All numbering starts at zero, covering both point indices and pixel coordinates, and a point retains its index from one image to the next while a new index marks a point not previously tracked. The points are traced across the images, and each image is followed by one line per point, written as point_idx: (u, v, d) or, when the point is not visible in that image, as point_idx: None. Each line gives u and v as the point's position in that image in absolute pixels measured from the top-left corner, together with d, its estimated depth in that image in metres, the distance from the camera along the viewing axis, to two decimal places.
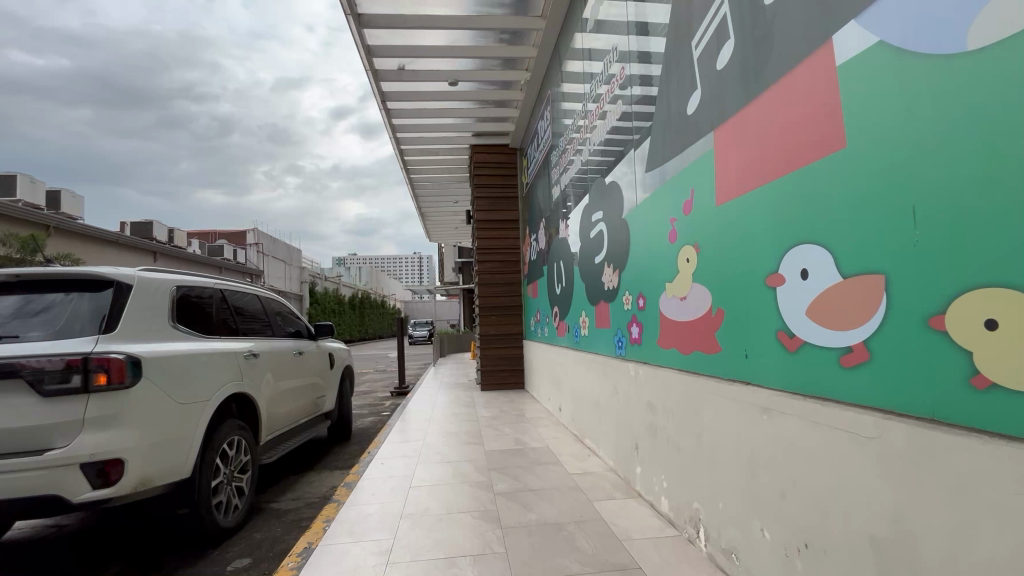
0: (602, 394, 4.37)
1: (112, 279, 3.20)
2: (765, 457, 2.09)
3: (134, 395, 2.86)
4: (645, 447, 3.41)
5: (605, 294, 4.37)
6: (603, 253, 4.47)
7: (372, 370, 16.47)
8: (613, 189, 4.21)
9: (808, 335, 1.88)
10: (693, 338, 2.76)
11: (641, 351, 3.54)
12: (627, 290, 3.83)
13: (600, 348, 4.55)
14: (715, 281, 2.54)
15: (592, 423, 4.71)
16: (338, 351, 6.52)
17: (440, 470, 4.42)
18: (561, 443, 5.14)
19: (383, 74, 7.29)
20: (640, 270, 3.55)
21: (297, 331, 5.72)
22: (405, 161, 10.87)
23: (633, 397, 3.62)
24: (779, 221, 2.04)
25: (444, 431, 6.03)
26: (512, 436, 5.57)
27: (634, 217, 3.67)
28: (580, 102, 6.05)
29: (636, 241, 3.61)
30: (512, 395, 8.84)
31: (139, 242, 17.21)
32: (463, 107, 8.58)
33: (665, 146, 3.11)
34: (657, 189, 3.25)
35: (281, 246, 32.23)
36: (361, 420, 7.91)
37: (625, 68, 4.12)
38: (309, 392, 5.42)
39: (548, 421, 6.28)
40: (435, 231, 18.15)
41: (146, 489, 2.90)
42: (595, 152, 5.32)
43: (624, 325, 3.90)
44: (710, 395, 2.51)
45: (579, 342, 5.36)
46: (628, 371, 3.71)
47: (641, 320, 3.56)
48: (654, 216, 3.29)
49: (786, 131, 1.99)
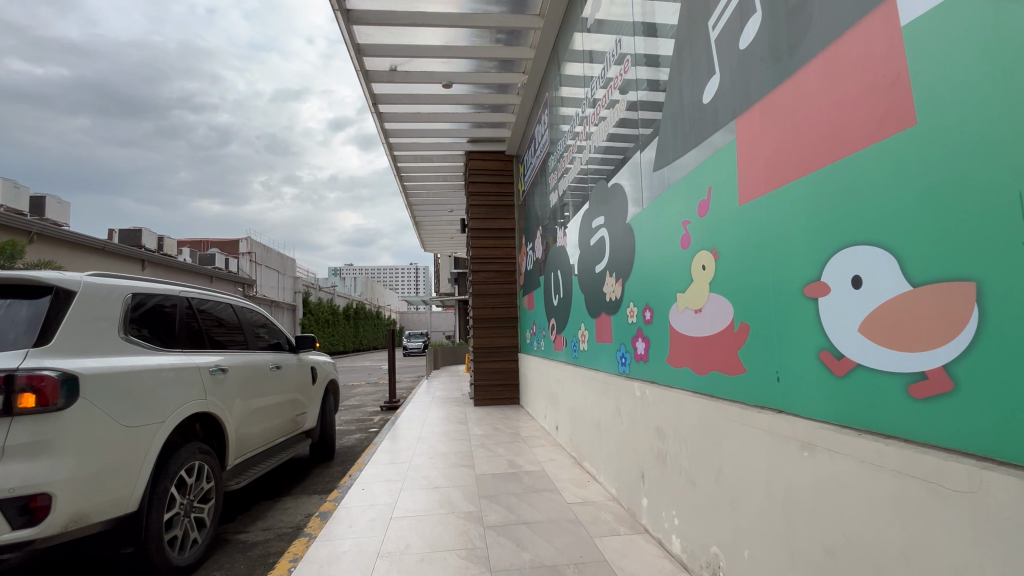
0: (603, 415, 4.02)
1: (52, 284, 2.84)
2: (804, 503, 1.75)
3: (70, 419, 2.49)
4: (653, 477, 3.06)
5: (607, 306, 4.04)
6: (604, 261, 4.14)
7: (363, 382, 16.02)
8: (615, 194, 3.90)
9: (863, 356, 1.55)
10: (711, 356, 2.42)
11: (648, 370, 3.20)
12: (631, 301, 3.50)
13: (602, 364, 4.19)
14: (737, 292, 2.21)
15: (592, 446, 4.34)
16: (322, 365, 6.13)
17: (426, 498, 4.04)
18: (558, 467, 4.76)
19: (374, 76, 6.99)
20: (646, 280, 3.22)
21: (278, 344, 5.34)
22: (399, 168, 10.56)
23: (638, 420, 3.27)
24: (821, 220, 1.72)
25: (433, 451, 5.64)
26: (505, 458, 5.19)
27: (640, 221, 3.34)
28: (580, 105, 5.76)
29: (643, 247, 3.28)
30: (506, 411, 8.45)
31: (126, 250, 16.82)
32: (459, 111, 8.29)
33: (676, 141, 2.79)
34: (667, 190, 2.93)
35: (274, 255, 31.84)
36: (347, 437, 7.50)
37: (627, 65, 3.85)
38: (287, 409, 5.04)
39: (545, 440, 5.90)
40: (431, 240, 17.84)
41: (81, 527, 2.53)
42: (595, 157, 5.02)
43: (628, 340, 3.56)
44: (734, 425, 2.17)
45: (578, 357, 5.00)
46: (633, 390, 3.37)
47: (648, 335, 3.22)
48: (663, 220, 2.97)
49: (832, 113, 1.67)
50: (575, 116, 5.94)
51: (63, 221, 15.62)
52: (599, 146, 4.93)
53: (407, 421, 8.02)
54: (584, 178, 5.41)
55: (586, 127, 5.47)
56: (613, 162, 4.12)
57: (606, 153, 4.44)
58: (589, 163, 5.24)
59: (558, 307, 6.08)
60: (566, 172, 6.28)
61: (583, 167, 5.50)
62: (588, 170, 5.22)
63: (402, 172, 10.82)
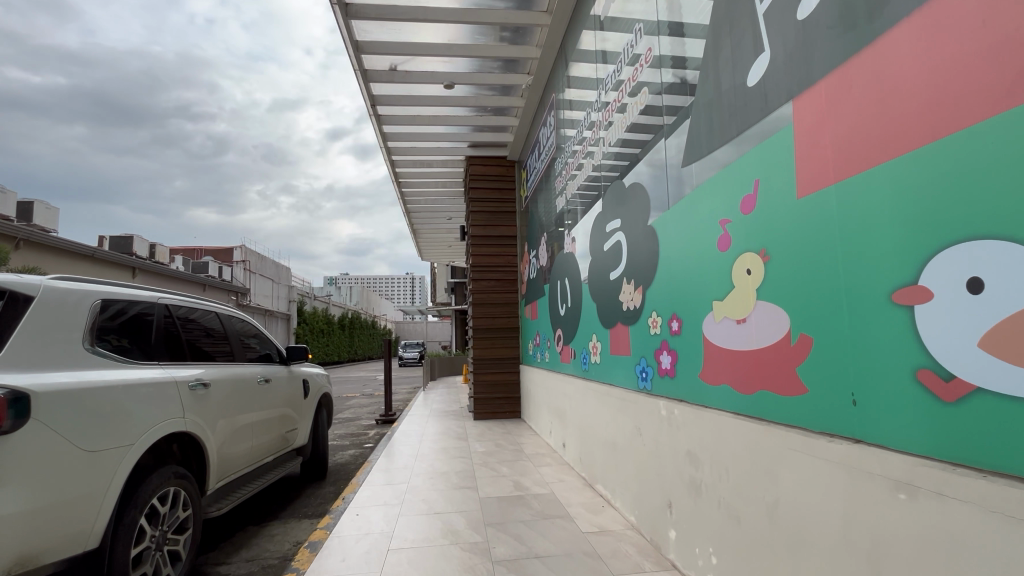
0: (620, 435, 3.70)
1: (7, 288, 2.51)
2: (899, 555, 1.44)
3: (18, 445, 2.16)
4: (682, 508, 2.73)
5: (624, 316, 3.74)
6: (620, 267, 3.84)
7: (357, 394, 15.59)
8: (633, 194, 3.60)
9: (984, 378, 1.25)
10: (759, 374, 2.12)
11: (675, 387, 2.89)
12: (654, 310, 3.19)
13: (617, 379, 3.88)
14: (793, 300, 1.91)
15: (606, 467, 4.02)
16: (314, 377, 5.78)
17: (426, 526, 3.69)
18: (567, 490, 4.42)
19: (373, 75, 6.73)
20: (673, 287, 2.92)
21: (267, 355, 4.98)
22: (397, 173, 10.28)
23: (664, 444, 2.95)
24: (916, 211, 1.44)
25: (432, 470, 5.28)
26: (510, 479, 4.84)
27: (664, 222, 3.05)
28: (589, 106, 5.51)
29: (668, 251, 2.98)
30: (507, 426, 8.09)
31: (116, 257, 16.45)
32: (459, 113, 8.02)
33: (713, 131, 2.50)
34: (699, 187, 2.65)
35: (269, 264, 31.45)
36: (341, 453, 7.13)
37: (644, 59, 3.60)
38: (275, 426, 4.68)
39: (551, 459, 5.56)
40: (428, 249, 17.57)
41: (29, 570, 2.18)
42: (608, 159, 4.76)
43: (650, 354, 3.25)
44: (796, 456, 1.86)
45: (589, 370, 4.68)
46: (657, 409, 3.05)
47: (675, 348, 2.91)
48: (694, 219, 2.67)
49: (936, 83, 1.39)
50: (583, 118, 5.69)
51: (51, 228, 15.23)
52: (612, 148, 4.66)
53: (404, 435, 7.66)
54: (595, 181, 5.14)
55: (597, 128, 5.20)
56: (628, 161, 3.85)
57: (620, 152, 4.16)
58: (600, 164, 4.96)
59: (564, 317, 5.77)
60: (573, 176, 6.01)
61: (593, 170, 5.22)
62: (600, 172, 4.95)
63: (400, 178, 10.53)
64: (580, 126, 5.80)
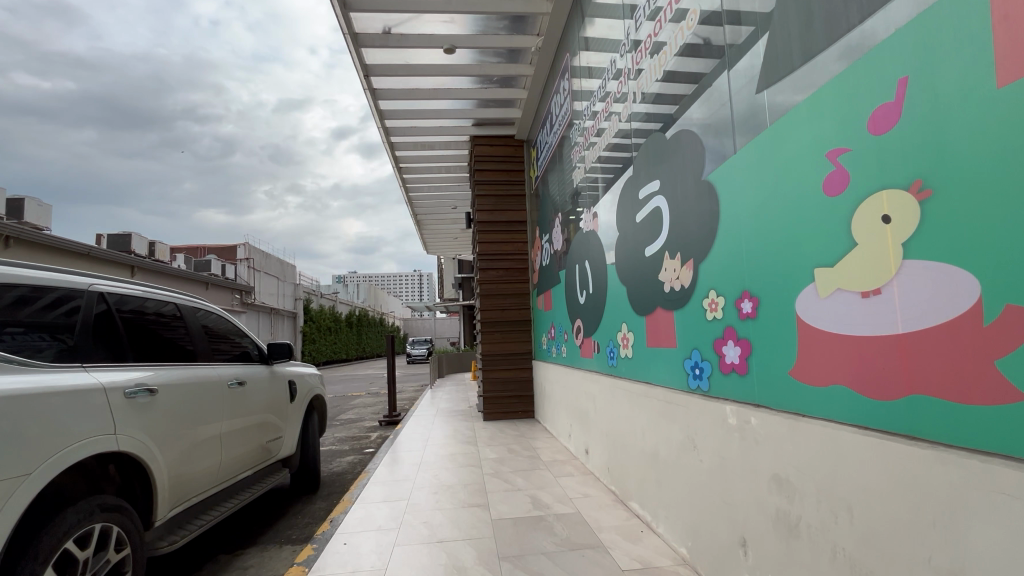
0: (665, 447, 3.00)
1: None
2: None
3: None
4: (764, 552, 2.04)
5: (666, 299, 3.04)
6: (659, 239, 3.13)
7: (361, 392, 14.95)
8: (678, 145, 2.85)
9: None
10: (913, 371, 1.41)
11: (750, 389, 2.19)
12: (713, 288, 2.48)
13: (656, 377, 3.19)
14: (993, 258, 1.20)
15: (645, 483, 3.31)
16: (302, 377, 5.10)
17: (426, 561, 3.01)
18: (595, 508, 3.73)
19: (365, 41, 6.03)
20: (743, 256, 2.21)
21: (244, 353, 4.31)
22: (397, 157, 9.59)
23: (733, 465, 2.25)
24: None
25: (436, 483, 4.59)
26: (526, 493, 4.15)
27: (728, 172, 2.33)
28: (608, 71, 4.80)
29: (735, 209, 2.27)
30: (520, 428, 7.40)
31: (112, 255, 15.94)
32: (462, 86, 7.30)
33: (816, 27, 1.77)
34: (786, 116, 1.93)
35: (274, 262, 30.92)
36: (339, 460, 6.48)
37: (669, 4, 3.03)
38: (253, 436, 4.03)
39: (572, 467, 4.87)
40: (433, 241, 16.88)
41: None
42: (632, 127, 4.06)
43: (707, 345, 2.55)
44: (1014, 506, 1.16)
45: (617, 366, 3.97)
46: (721, 417, 2.35)
47: (748, 336, 2.21)
48: (780, 159, 1.96)
49: None
50: (601, 83, 4.98)
51: (43, 225, 14.71)
52: (638, 115, 3.95)
53: (408, 439, 7.00)
54: (618, 153, 4.40)
55: (616, 95, 4.54)
56: (668, 112, 3.07)
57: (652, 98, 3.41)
58: (627, 123, 4.20)
59: (585, 306, 5.06)
60: (591, 147, 5.27)
61: (615, 140, 4.51)
62: (626, 131, 4.19)
63: (400, 162, 9.82)
64: (599, 85, 5.03)
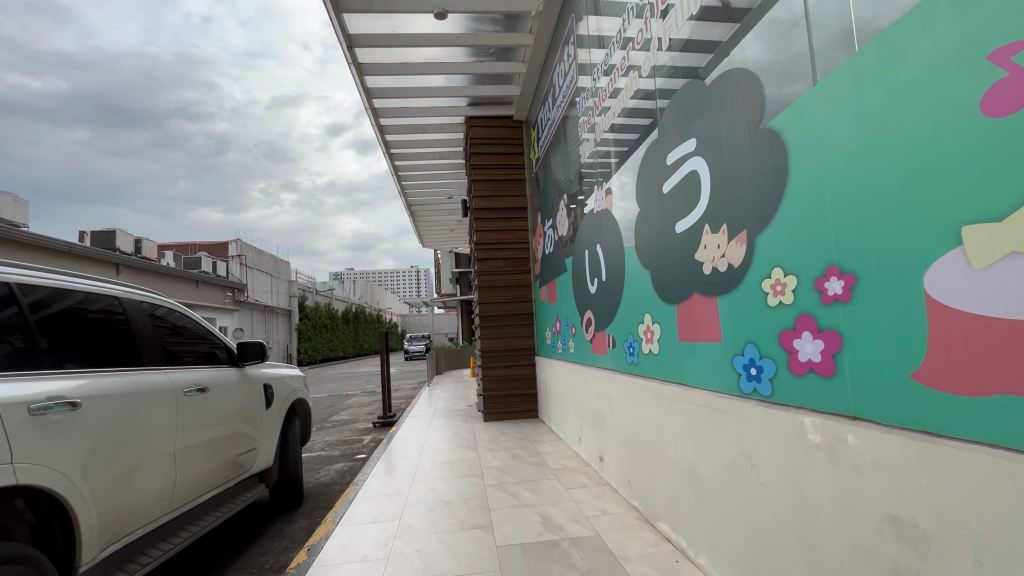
0: (708, 463, 2.46)
1: None
2: None
3: None
4: None
5: (706, 284, 2.49)
6: (695, 210, 2.58)
7: (357, 391, 14.35)
8: (723, 90, 2.29)
9: None
10: None
11: (840, 395, 1.65)
12: (779, 266, 1.94)
13: (693, 377, 2.65)
14: None
15: (680, 503, 2.77)
16: (280, 380, 4.54)
17: None
18: (617, 530, 3.19)
19: (348, 7, 5.45)
20: (830, 220, 1.67)
21: (211, 354, 3.77)
22: (388, 142, 8.99)
23: (816, 494, 1.73)
24: None
25: (432, 499, 4.05)
26: (536, 510, 3.62)
27: (803, 110, 1.78)
28: (616, 35, 4.22)
29: (816, 158, 1.73)
30: (524, 429, 6.86)
31: (95, 253, 15.27)
32: (455, 59, 6.71)
33: None
34: (908, 18, 1.38)
35: (269, 258, 30.28)
36: (327, 468, 5.94)
37: None
38: (221, 449, 3.49)
39: (585, 476, 4.34)
40: (429, 233, 16.28)
41: None
42: (649, 91, 3.42)
43: (768, 338, 2.02)
44: None
45: (639, 363, 3.43)
46: (797, 432, 1.82)
47: (835, 326, 1.67)
48: (896, 80, 1.41)
49: None
50: (609, 48, 4.41)
51: (19, 222, 14.00)
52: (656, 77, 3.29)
53: (403, 443, 6.47)
54: (631, 126, 3.82)
55: (627, 59, 3.96)
56: (702, 59, 2.51)
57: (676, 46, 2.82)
58: (640, 86, 3.64)
59: (597, 296, 4.51)
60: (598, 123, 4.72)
61: (628, 110, 3.93)
62: (641, 95, 3.63)
63: (391, 148, 9.23)
64: (607, 50, 4.46)
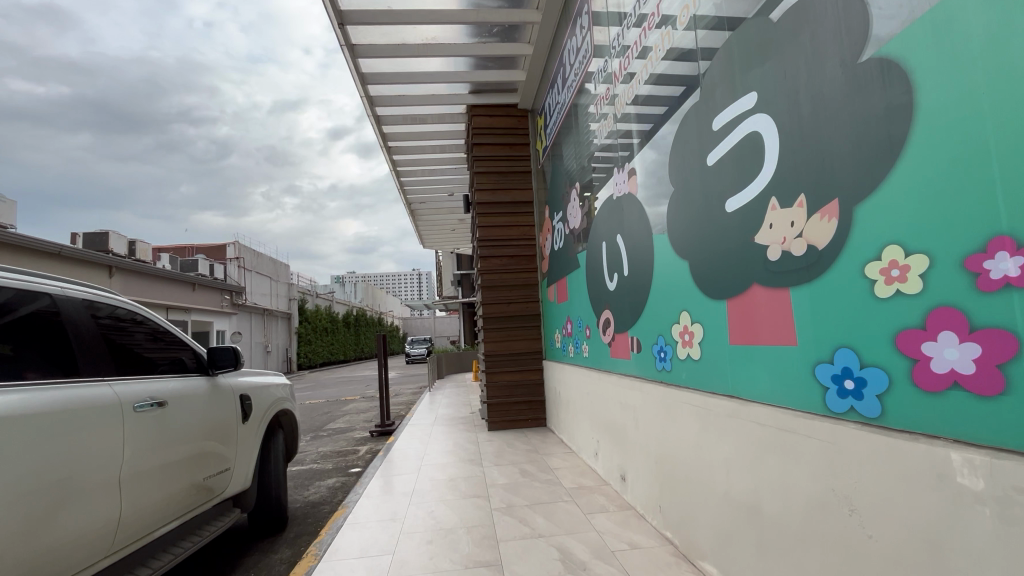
0: (778, 499, 1.94)
1: None
2: None
3: None
4: None
5: (772, 274, 1.99)
6: (755, 183, 2.07)
7: (356, 397, 13.82)
8: (799, 24, 1.78)
9: None
10: None
11: (1016, 426, 1.14)
12: (896, 244, 1.43)
13: (753, 390, 2.14)
14: None
15: (734, 543, 2.25)
16: (261, 391, 4.04)
17: None
18: (651, 570, 2.67)
19: None
20: (996, 173, 1.16)
21: (177, 362, 3.26)
22: (386, 135, 8.49)
23: (972, 563, 1.22)
24: None
25: (431, 526, 3.53)
26: (551, 543, 3.10)
27: (943, 22, 1.27)
28: (631, 12, 3.81)
29: (966, 87, 1.22)
30: (532, 440, 6.34)
31: (87, 255, 14.78)
32: (456, 39, 6.22)
33: None
34: None
35: (268, 261, 29.82)
36: (318, 484, 5.42)
37: None
38: (186, 472, 2.99)
39: (604, 498, 3.83)
40: (430, 233, 15.79)
41: None
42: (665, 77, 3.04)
43: (875, 341, 1.51)
44: None
45: (673, 371, 2.92)
46: (936, 472, 1.32)
47: (1001, 324, 1.17)
48: None
49: None
50: (623, 27, 3.98)
51: (6, 221, 13.52)
52: (675, 55, 2.88)
53: (400, 456, 5.95)
54: (655, 103, 3.26)
55: (640, 42, 3.56)
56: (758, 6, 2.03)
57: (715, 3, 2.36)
58: (656, 68, 3.24)
59: (616, 293, 4.00)
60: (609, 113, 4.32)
61: (650, 86, 3.38)
62: (656, 79, 3.23)
63: (388, 142, 8.73)
64: (620, 31, 4.05)
